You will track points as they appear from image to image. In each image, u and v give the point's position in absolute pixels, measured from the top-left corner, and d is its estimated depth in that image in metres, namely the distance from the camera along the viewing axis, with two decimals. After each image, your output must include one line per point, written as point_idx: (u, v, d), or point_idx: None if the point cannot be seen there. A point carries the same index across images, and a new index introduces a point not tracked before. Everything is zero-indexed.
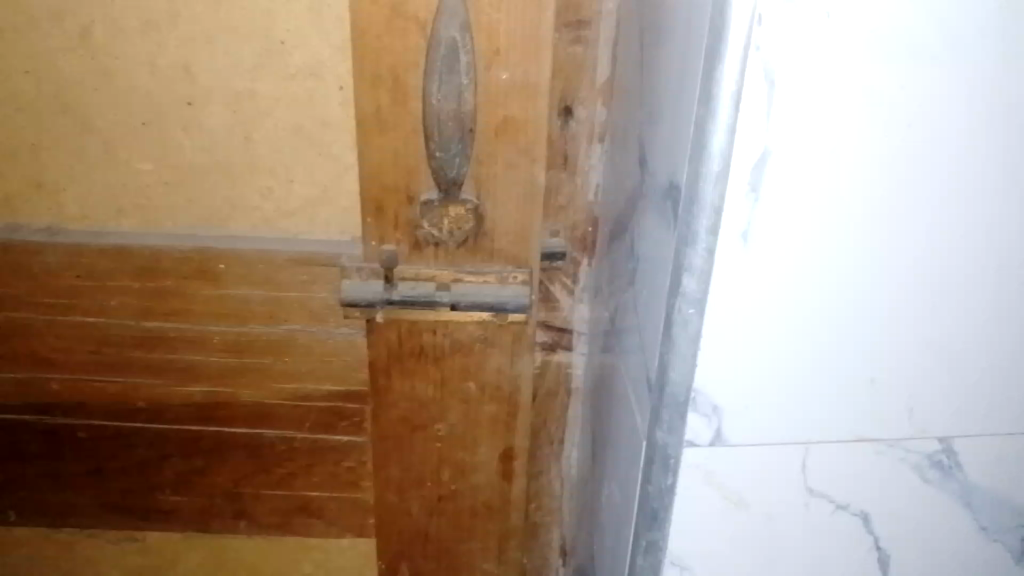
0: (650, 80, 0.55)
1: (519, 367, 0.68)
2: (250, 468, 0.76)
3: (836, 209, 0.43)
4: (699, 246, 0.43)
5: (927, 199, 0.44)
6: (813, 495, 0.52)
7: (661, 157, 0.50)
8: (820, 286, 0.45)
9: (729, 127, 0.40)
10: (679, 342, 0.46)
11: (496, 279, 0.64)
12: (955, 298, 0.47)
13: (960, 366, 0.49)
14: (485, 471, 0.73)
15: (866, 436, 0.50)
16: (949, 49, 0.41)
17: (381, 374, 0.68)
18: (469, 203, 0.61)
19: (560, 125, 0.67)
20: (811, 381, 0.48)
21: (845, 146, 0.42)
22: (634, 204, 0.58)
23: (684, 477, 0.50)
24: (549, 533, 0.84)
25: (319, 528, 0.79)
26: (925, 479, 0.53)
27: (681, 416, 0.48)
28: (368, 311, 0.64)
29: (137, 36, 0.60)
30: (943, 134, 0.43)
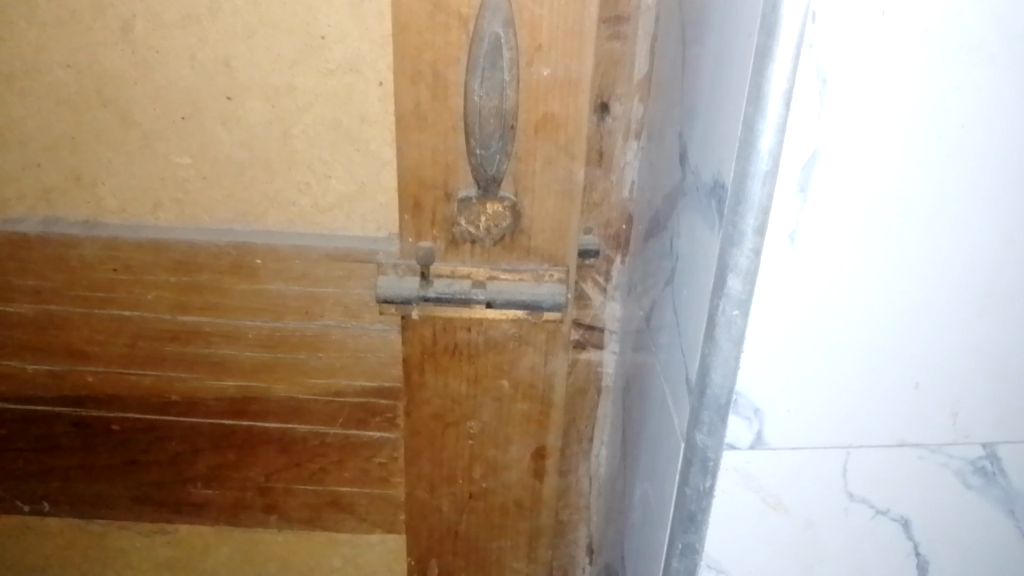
0: (692, 77, 0.54)
1: (553, 366, 0.68)
2: (281, 463, 0.76)
3: (885, 211, 0.43)
4: (745, 247, 0.42)
5: (978, 202, 0.43)
6: (852, 500, 0.51)
7: (704, 155, 0.50)
8: (866, 289, 0.45)
9: (778, 126, 0.40)
10: (721, 343, 0.45)
11: (532, 277, 0.63)
12: (1003, 302, 0.46)
13: (1007, 372, 0.48)
14: (516, 469, 0.73)
15: (909, 440, 0.50)
16: (1007, 48, 0.40)
17: (415, 370, 0.68)
18: (506, 200, 0.61)
19: (596, 122, 0.66)
20: (854, 385, 0.47)
21: (896, 146, 0.41)
22: (672, 203, 0.57)
23: (723, 480, 0.49)
24: (577, 531, 0.83)
25: (348, 524, 0.79)
26: (967, 485, 0.52)
27: (722, 419, 0.47)
28: (402, 308, 0.64)
29: (178, 29, 0.60)
30: (997, 135, 0.42)
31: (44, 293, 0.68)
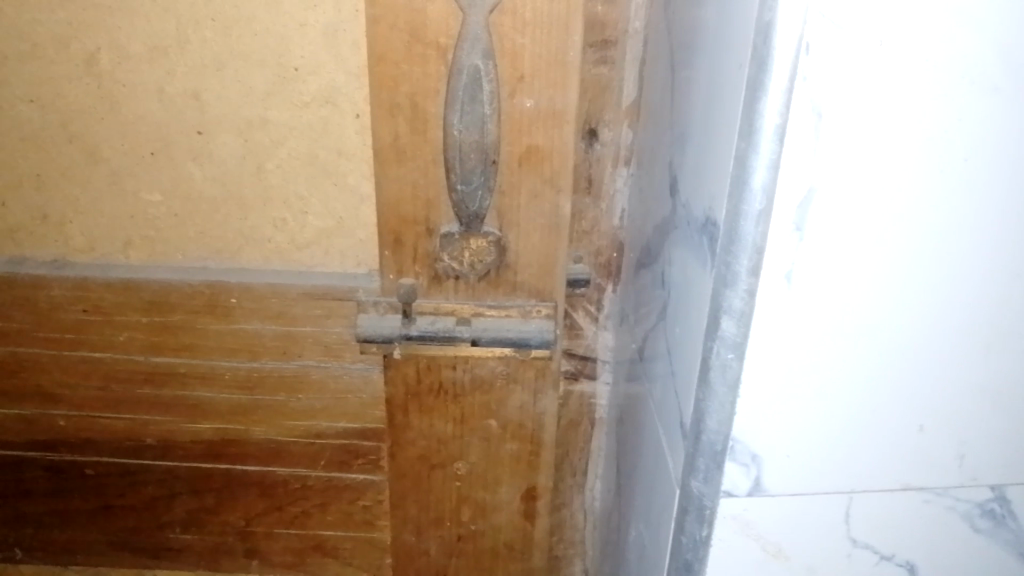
0: (681, 105, 0.52)
1: (543, 405, 0.66)
2: (262, 506, 0.73)
3: (887, 248, 0.40)
4: (739, 288, 0.40)
5: (985, 237, 0.41)
6: (856, 546, 0.49)
7: (695, 189, 0.47)
8: (869, 330, 0.42)
9: (771, 163, 0.38)
10: (716, 388, 0.43)
11: (519, 313, 0.61)
12: (1013, 340, 0.44)
13: (1017, 412, 0.46)
14: (506, 510, 0.70)
15: (913, 483, 0.47)
16: (1012, 78, 0.37)
17: (399, 411, 0.66)
18: (491, 235, 0.59)
19: (585, 148, 0.64)
20: (859, 428, 0.45)
21: (897, 181, 0.39)
22: (664, 235, 0.55)
23: (720, 528, 0.47)
24: (572, 567, 0.81)
25: (333, 567, 0.77)
26: (974, 529, 0.49)
27: (718, 466, 0.45)
28: (384, 347, 0.62)
29: (145, 63, 0.58)
30: (1003, 168, 0.39)
31: (12, 334, 0.66)
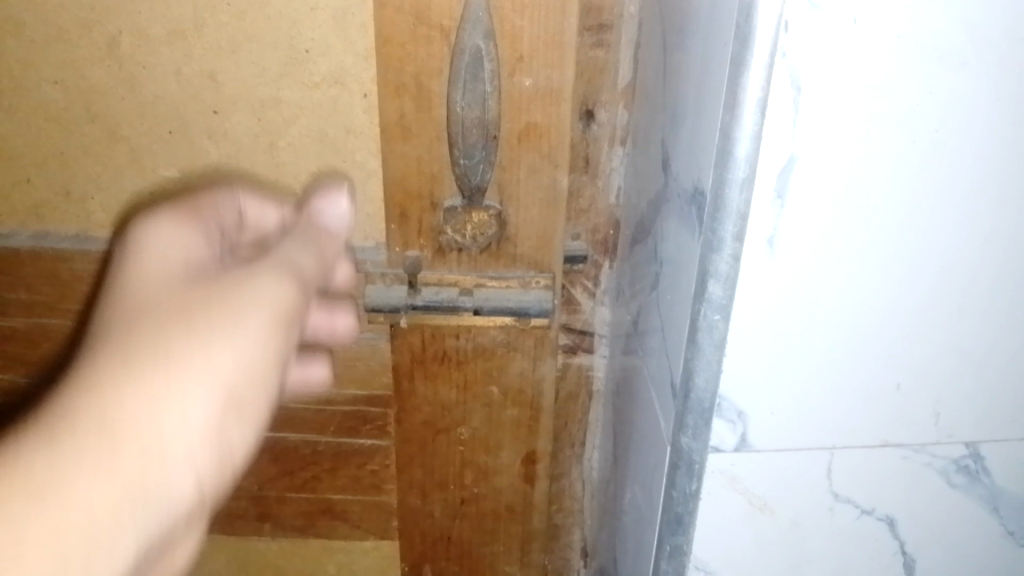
0: (673, 84, 0.54)
1: (542, 371, 0.68)
2: (274, 471, 0.77)
3: (860, 214, 0.43)
4: (725, 252, 0.43)
5: (954, 203, 0.44)
6: (838, 500, 0.52)
7: (685, 162, 0.50)
8: (845, 292, 0.45)
9: (753, 134, 0.40)
10: (704, 348, 0.46)
11: (519, 284, 0.64)
12: (983, 302, 0.47)
13: (988, 371, 0.49)
14: (507, 473, 0.74)
15: (892, 440, 0.50)
16: (979, 53, 0.40)
17: (404, 377, 0.69)
18: (492, 208, 0.62)
19: (582, 129, 0.66)
20: (838, 386, 0.48)
21: (871, 152, 0.42)
22: (656, 209, 0.58)
23: (708, 482, 0.50)
24: (570, 534, 0.84)
25: (342, 530, 0.80)
26: (951, 484, 0.52)
27: (706, 422, 0.48)
28: (390, 316, 0.65)
29: (164, 45, 0.60)
30: (969, 138, 0.42)
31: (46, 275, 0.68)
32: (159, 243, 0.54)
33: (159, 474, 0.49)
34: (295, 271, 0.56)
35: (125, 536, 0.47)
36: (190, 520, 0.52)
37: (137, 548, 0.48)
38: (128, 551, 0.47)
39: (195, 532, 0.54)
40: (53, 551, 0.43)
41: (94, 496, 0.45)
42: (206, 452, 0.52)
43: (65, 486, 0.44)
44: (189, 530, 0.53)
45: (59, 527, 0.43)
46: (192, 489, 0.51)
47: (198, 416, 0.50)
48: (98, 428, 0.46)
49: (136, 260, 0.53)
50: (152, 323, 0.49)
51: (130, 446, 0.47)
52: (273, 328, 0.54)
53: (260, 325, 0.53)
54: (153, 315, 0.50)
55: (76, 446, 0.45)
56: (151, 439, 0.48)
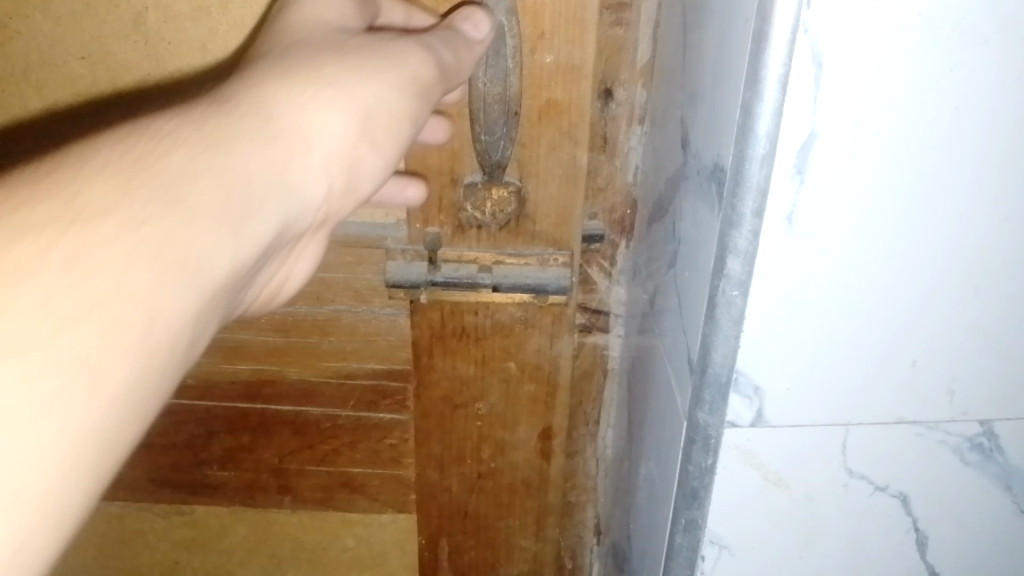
0: (693, 62, 0.55)
1: (559, 348, 0.69)
2: (295, 444, 0.78)
3: (879, 190, 0.43)
4: (744, 229, 0.43)
5: (972, 181, 0.44)
6: (852, 476, 0.52)
7: (705, 140, 0.50)
8: (862, 268, 0.45)
9: (774, 111, 0.41)
10: (722, 323, 0.46)
11: (537, 262, 0.65)
12: (999, 281, 0.47)
13: (1002, 349, 0.49)
14: (523, 448, 0.75)
15: (907, 417, 0.51)
16: (1001, 31, 0.40)
17: (424, 353, 0.69)
18: (512, 185, 0.62)
19: (600, 108, 0.67)
20: (854, 362, 0.48)
21: (890, 128, 0.42)
22: (675, 187, 0.58)
23: (724, 457, 0.51)
24: (584, 512, 0.85)
25: (361, 503, 0.82)
26: (964, 462, 0.53)
27: (723, 397, 0.48)
28: (411, 293, 0.66)
29: (190, 21, 0.62)
30: (989, 115, 0.42)
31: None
32: (310, 9, 0.51)
33: (290, 180, 0.42)
34: (416, 69, 0.50)
35: (212, 246, 0.37)
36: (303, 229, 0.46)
37: (242, 262, 0.39)
38: (224, 271, 0.38)
39: (319, 241, 0.50)
40: (142, 284, 0.33)
41: (161, 233, 0.34)
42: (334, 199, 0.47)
43: (217, 127, 0.39)
44: (314, 236, 0.50)
45: (118, 265, 0.33)
46: (320, 200, 0.45)
47: (335, 135, 0.45)
48: (162, 134, 0.37)
49: (292, 16, 0.50)
50: (279, 91, 0.43)
51: (276, 145, 0.42)
52: (402, 94, 0.49)
53: (396, 84, 0.48)
54: (277, 83, 0.43)
55: (108, 172, 0.34)
56: (238, 175, 0.39)
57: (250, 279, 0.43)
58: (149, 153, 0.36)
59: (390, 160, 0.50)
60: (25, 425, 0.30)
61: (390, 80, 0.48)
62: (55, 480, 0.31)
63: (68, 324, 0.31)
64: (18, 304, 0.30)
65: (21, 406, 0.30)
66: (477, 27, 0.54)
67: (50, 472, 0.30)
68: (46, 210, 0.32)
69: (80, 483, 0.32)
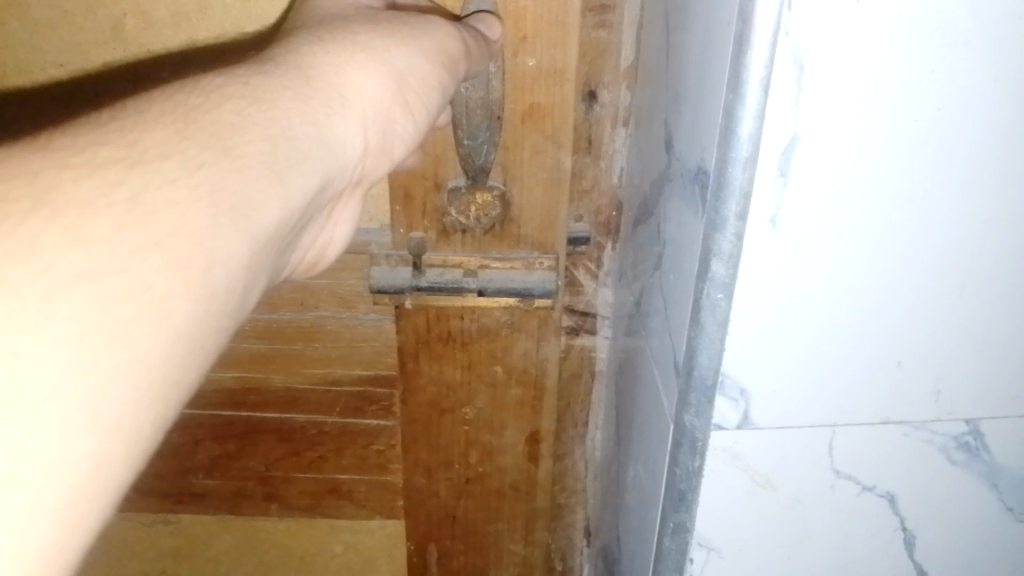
0: (677, 64, 0.54)
1: (546, 351, 0.69)
2: (281, 452, 0.78)
3: (863, 191, 0.43)
4: (728, 231, 0.43)
5: (956, 181, 0.44)
6: (839, 477, 0.52)
7: (688, 142, 0.50)
8: (848, 269, 0.45)
9: (756, 114, 0.41)
10: (707, 326, 0.46)
11: (523, 265, 0.65)
12: (983, 280, 0.47)
13: (988, 348, 0.49)
14: (511, 453, 0.75)
15: (893, 417, 0.51)
16: (982, 33, 0.40)
17: (410, 358, 0.69)
18: (495, 189, 0.62)
19: (585, 110, 0.66)
20: (840, 363, 0.48)
21: (873, 130, 0.42)
22: (660, 189, 0.58)
23: (710, 459, 0.51)
24: (574, 514, 0.85)
25: (349, 510, 0.82)
26: (951, 461, 0.53)
27: (709, 400, 0.48)
28: (396, 298, 0.65)
29: (169, 28, 0.61)
30: (972, 116, 0.42)
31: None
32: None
33: (331, 135, 0.42)
34: (443, 43, 0.49)
35: (259, 195, 0.36)
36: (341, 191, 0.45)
37: (291, 209, 0.38)
38: (272, 219, 0.37)
39: (356, 204, 0.49)
40: (195, 224, 0.33)
41: (215, 181, 0.34)
42: (368, 162, 0.46)
43: (257, 85, 0.40)
44: (353, 196, 0.48)
45: (172, 206, 0.32)
46: (356, 161, 0.45)
47: (372, 96, 0.45)
48: (207, 91, 0.38)
49: None
50: (315, 55, 0.44)
51: (315, 102, 0.42)
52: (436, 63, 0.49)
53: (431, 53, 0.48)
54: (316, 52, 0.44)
55: (158, 129, 0.34)
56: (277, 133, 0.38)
57: (292, 240, 0.42)
58: (193, 113, 0.36)
59: (426, 124, 0.49)
60: (95, 358, 0.29)
61: (406, 57, 0.47)
62: (128, 401, 0.30)
63: (134, 255, 0.31)
64: (87, 236, 0.30)
65: (82, 339, 0.28)
66: (491, 29, 0.55)
67: (117, 397, 0.29)
68: (102, 162, 0.32)
69: (150, 411, 0.31)
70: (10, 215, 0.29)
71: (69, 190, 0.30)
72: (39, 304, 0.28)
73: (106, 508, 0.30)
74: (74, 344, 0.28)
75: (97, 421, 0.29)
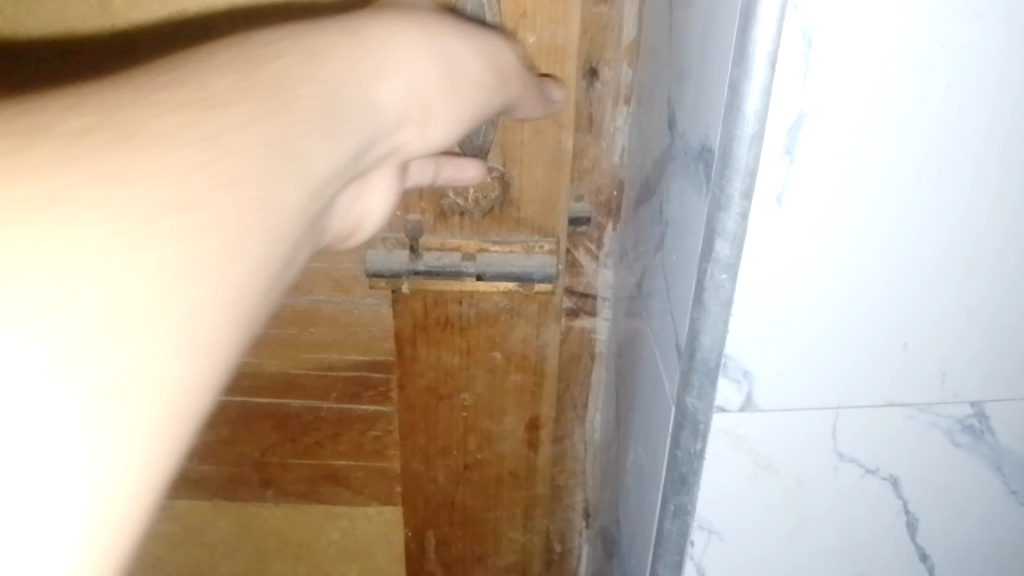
0: (680, 40, 0.53)
1: (545, 337, 0.69)
2: (276, 437, 0.78)
3: (870, 169, 0.42)
4: (733, 210, 0.43)
5: (966, 160, 0.43)
6: (842, 459, 0.52)
7: (692, 119, 0.49)
8: (855, 249, 0.45)
9: (762, 90, 0.40)
10: (710, 307, 0.45)
11: (523, 248, 0.64)
12: (992, 261, 0.46)
13: (994, 330, 0.48)
14: (510, 439, 0.75)
15: (897, 399, 0.50)
16: (993, 5, 0.39)
17: (407, 343, 0.69)
18: (494, 170, 0.61)
19: (585, 88, 0.65)
20: (845, 345, 0.48)
21: (882, 107, 0.41)
22: (661, 167, 0.57)
23: (713, 442, 0.50)
24: (573, 496, 0.85)
25: (346, 496, 0.82)
26: (955, 444, 0.52)
27: (712, 382, 0.48)
28: (392, 282, 0.65)
29: None
30: (983, 92, 0.41)
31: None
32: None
33: (374, 102, 0.41)
34: (476, 39, 0.49)
35: (309, 145, 0.36)
36: (376, 162, 0.44)
37: (336, 169, 0.38)
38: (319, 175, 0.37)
39: (389, 175, 0.47)
40: (258, 168, 0.33)
41: (275, 131, 0.34)
42: (411, 133, 0.45)
43: (316, 44, 0.39)
44: (386, 167, 0.46)
45: (237, 147, 0.32)
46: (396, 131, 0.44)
47: (420, 69, 0.44)
48: (258, 51, 0.36)
49: None
50: (368, 23, 0.43)
51: (365, 66, 0.41)
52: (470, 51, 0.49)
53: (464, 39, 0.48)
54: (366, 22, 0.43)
55: (235, 78, 0.34)
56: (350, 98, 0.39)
57: (330, 205, 0.40)
58: (256, 63, 0.35)
59: (459, 113, 0.48)
60: (168, 284, 0.28)
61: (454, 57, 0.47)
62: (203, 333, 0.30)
63: (206, 188, 0.30)
64: (163, 163, 0.29)
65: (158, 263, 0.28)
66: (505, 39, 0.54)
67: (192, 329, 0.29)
68: (193, 106, 0.32)
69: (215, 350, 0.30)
70: (71, 149, 0.28)
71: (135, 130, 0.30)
72: (110, 220, 0.27)
73: (184, 450, 0.30)
74: (149, 273, 0.28)
75: (184, 356, 0.29)
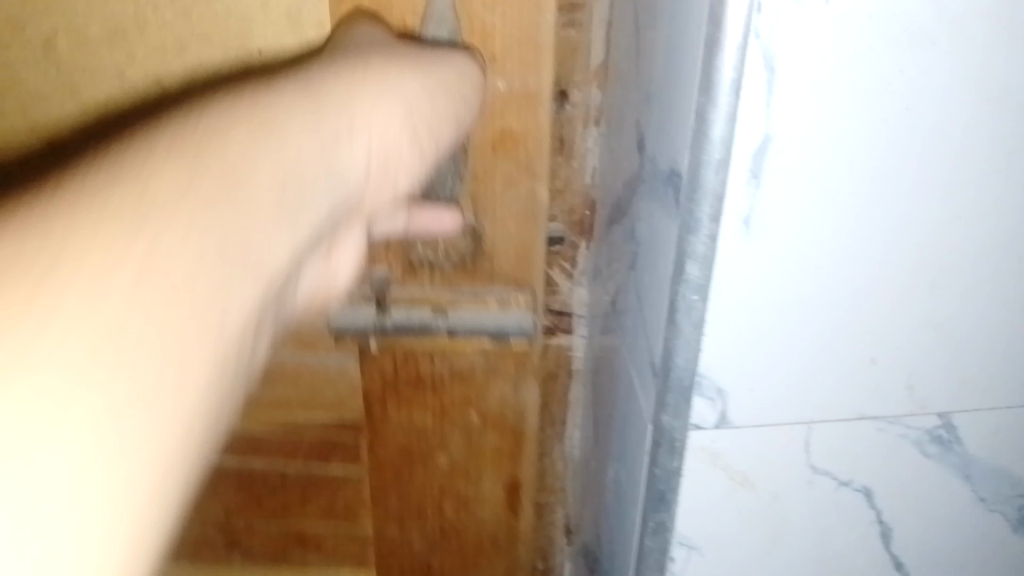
0: (647, 63, 0.54)
1: (524, 394, 0.72)
2: (240, 498, 0.80)
3: (834, 189, 0.44)
4: (702, 233, 0.44)
5: (926, 178, 0.44)
6: (816, 472, 0.53)
7: (660, 143, 0.50)
8: (822, 266, 0.46)
9: (728, 116, 0.41)
10: (683, 328, 0.46)
11: (496, 302, 0.67)
12: (953, 275, 0.47)
13: (959, 342, 0.50)
14: (487, 504, 0.78)
15: (867, 412, 0.51)
16: (946, 30, 0.40)
17: (378, 405, 0.72)
18: (464, 226, 0.64)
19: (556, 110, 0.66)
20: (815, 360, 0.49)
21: (843, 130, 0.42)
22: (632, 189, 0.58)
23: (690, 459, 0.51)
24: (554, 513, 0.85)
25: (315, 558, 0.84)
26: (924, 454, 0.53)
27: (687, 400, 0.48)
28: (359, 338, 0.68)
29: (107, 46, 0.62)
30: (939, 114, 0.43)
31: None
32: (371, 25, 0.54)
33: (348, 152, 0.44)
34: (468, 74, 0.53)
35: (307, 197, 0.41)
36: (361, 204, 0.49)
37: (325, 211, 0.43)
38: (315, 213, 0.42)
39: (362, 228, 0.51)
40: (260, 224, 0.38)
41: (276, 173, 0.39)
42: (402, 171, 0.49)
43: (314, 79, 0.43)
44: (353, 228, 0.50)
45: (239, 205, 0.37)
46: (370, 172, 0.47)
47: (397, 96, 0.47)
48: (267, 90, 0.41)
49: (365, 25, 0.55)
50: (369, 64, 0.47)
51: (356, 99, 0.45)
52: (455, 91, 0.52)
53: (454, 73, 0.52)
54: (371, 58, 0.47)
55: (228, 160, 0.37)
56: (319, 163, 0.42)
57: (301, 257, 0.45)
58: (259, 101, 0.40)
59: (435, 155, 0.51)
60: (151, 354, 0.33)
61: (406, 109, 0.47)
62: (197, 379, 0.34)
63: (200, 251, 0.35)
64: (160, 225, 0.34)
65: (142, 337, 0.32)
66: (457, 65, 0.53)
67: (180, 384, 0.34)
68: (161, 176, 0.35)
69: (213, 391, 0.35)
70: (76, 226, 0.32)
71: (103, 225, 0.32)
72: (104, 299, 0.31)
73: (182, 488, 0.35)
74: (124, 350, 0.32)
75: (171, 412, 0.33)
